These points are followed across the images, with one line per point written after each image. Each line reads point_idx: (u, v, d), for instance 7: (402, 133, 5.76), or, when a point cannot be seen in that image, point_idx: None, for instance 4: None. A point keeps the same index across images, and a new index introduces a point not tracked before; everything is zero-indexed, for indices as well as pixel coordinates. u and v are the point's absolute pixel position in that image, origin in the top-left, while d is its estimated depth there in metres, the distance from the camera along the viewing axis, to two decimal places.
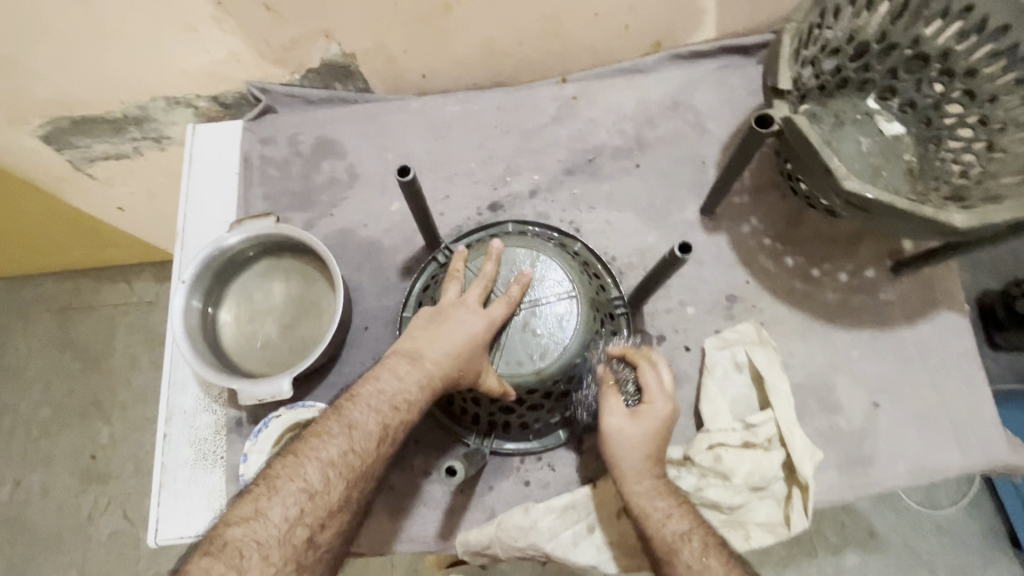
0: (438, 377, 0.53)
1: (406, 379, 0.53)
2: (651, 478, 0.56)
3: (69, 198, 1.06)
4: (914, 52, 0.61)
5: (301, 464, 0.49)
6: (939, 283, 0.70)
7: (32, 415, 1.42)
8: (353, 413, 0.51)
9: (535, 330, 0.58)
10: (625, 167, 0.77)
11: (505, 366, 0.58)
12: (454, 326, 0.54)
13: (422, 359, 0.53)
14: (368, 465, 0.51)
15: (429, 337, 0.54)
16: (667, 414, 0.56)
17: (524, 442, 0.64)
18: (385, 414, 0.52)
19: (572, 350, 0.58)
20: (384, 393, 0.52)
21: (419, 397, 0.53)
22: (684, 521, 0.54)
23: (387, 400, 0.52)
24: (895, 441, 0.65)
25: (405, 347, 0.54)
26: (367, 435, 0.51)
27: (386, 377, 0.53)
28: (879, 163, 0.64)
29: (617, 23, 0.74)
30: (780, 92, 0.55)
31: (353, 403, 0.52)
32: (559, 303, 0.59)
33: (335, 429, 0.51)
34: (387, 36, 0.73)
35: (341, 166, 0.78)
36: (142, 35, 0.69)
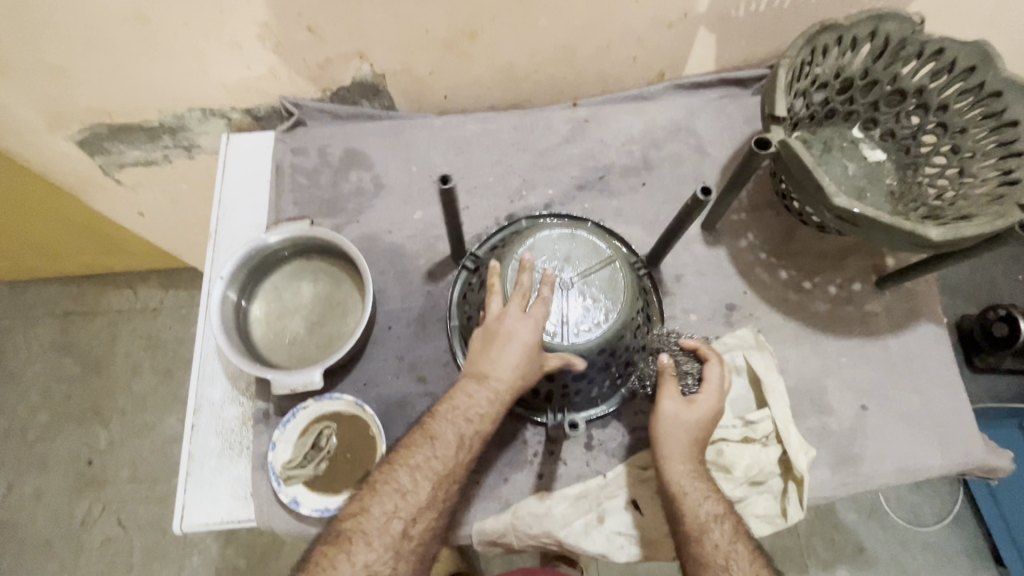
0: (503, 387, 0.57)
1: (476, 395, 0.58)
2: (691, 455, 0.61)
3: (91, 201, 1.10)
4: (893, 87, 0.69)
5: (396, 470, 0.56)
6: (919, 297, 0.76)
7: (29, 419, 1.42)
8: (435, 426, 0.57)
9: (573, 310, 0.64)
10: (632, 184, 0.83)
11: (552, 344, 0.63)
12: (505, 335, 0.59)
13: (486, 377, 0.58)
14: (452, 469, 0.56)
15: (484, 354, 0.59)
16: (714, 409, 0.63)
17: (592, 411, 0.70)
18: (462, 426, 0.57)
19: (616, 320, 0.64)
20: (459, 408, 0.57)
21: (489, 410, 0.57)
22: (712, 503, 0.59)
23: (462, 414, 0.57)
24: (882, 441, 0.70)
25: (473, 367, 0.60)
26: (447, 444, 0.56)
27: (460, 394, 0.58)
28: (864, 185, 0.71)
29: (626, 54, 0.82)
30: (777, 118, 0.60)
31: (433, 418, 0.58)
32: (591, 282, 0.65)
33: (421, 440, 0.57)
34: (416, 59, 0.79)
35: (368, 175, 0.83)
36: (189, 49, 0.74)
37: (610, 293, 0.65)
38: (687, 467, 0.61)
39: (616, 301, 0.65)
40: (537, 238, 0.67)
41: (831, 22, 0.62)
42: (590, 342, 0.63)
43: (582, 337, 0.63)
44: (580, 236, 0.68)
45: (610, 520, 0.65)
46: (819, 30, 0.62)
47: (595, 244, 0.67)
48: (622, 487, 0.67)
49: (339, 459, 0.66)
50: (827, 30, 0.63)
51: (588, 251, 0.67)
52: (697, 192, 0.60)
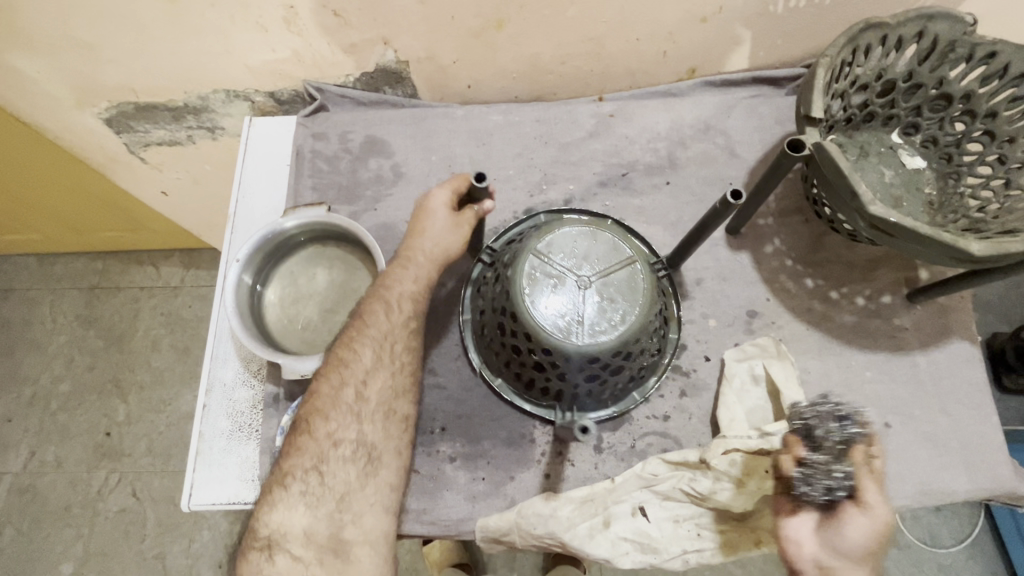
0: (410, 291, 0.64)
1: (416, 279, 0.65)
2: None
3: (117, 178, 1.12)
4: (938, 92, 0.65)
5: (354, 350, 0.62)
6: (953, 313, 0.73)
7: (53, 388, 1.46)
8: (356, 335, 0.63)
9: (589, 309, 0.61)
10: (655, 183, 0.81)
11: (565, 342, 0.60)
12: (411, 250, 0.65)
13: (399, 284, 0.65)
14: (395, 358, 0.64)
15: (397, 268, 0.65)
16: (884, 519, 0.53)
17: (601, 411, 0.68)
18: (406, 306, 0.64)
19: (632, 324, 0.61)
20: (407, 282, 0.65)
21: (399, 311, 0.64)
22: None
23: (403, 296, 0.64)
24: (904, 461, 0.67)
25: (414, 242, 0.66)
26: (394, 325, 0.64)
27: (402, 279, 0.65)
28: (901, 193, 0.67)
29: (656, 49, 0.79)
30: (813, 119, 0.58)
31: (355, 328, 0.64)
32: (611, 282, 0.63)
33: (373, 310, 0.64)
34: (441, 47, 0.78)
35: (387, 164, 0.83)
36: (215, 30, 0.74)
37: (629, 294, 0.62)
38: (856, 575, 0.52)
39: (634, 303, 0.62)
40: (559, 233, 0.65)
41: (877, 18, 0.59)
42: (605, 343, 0.60)
43: (597, 336, 0.60)
44: (602, 233, 0.65)
45: (616, 525, 0.64)
46: (862, 28, 0.59)
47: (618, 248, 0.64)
48: (630, 492, 0.65)
49: None
50: (870, 28, 0.59)
51: (609, 250, 0.64)
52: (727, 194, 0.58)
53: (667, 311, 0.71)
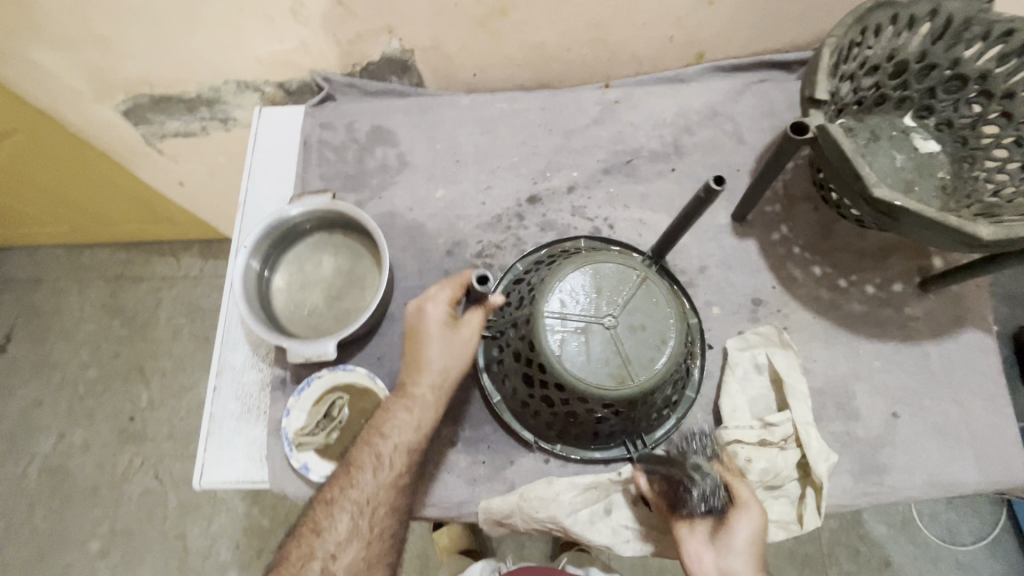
0: (429, 411, 0.61)
1: (415, 413, 0.61)
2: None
3: (136, 169, 1.15)
4: (953, 73, 0.63)
5: (347, 490, 0.60)
6: (967, 302, 0.71)
7: (80, 373, 1.51)
8: (373, 449, 0.61)
9: (628, 346, 0.56)
10: (660, 170, 0.80)
11: (613, 391, 0.56)
12: (435, 356, 0.61)
13: (416, 399, 0.61)
14: (391, 495, 0.61)
15: (415, 374, 0.61)
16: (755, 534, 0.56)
17: (667, 425, 0.66)
18: (405, 450, 0.60)
19: (668, 357, 0.57)
20: (405, 423, 0.61)
21: (419, 428, 0.61)
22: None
23: (399, 433, 0.60)
24: (912, 452, 0.66)
25: (414, 379, 0.61)
26: (389, 465, 0.60)
27: (401, 411, 0.61)
28: (913, 178, 0.65)
29: (663, 33, 0.78)
30: (817, 101, 0.56)
31: (371, 442, 0.61)
32: (629, 310, 0.57)
33: (365, 461, 0.60)
34: (446, 35, 0.78)
35: (392, 152, 0.83)
36: (224, 22, 0.75)
37: (655, 307, 0.58)
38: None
39: (666, 315, 0.58)
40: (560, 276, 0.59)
41: None
42: (660, 371, 0.57)
43: (648, 370, 0.56)
44: (599, 265, 0.59)
45: (617, 512, 0.64)
46: (871, 8, 0.57)
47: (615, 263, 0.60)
48: (632, 480, 0.65)
49: (351, 429, 0.68)
50: (879, 7, 0.58)
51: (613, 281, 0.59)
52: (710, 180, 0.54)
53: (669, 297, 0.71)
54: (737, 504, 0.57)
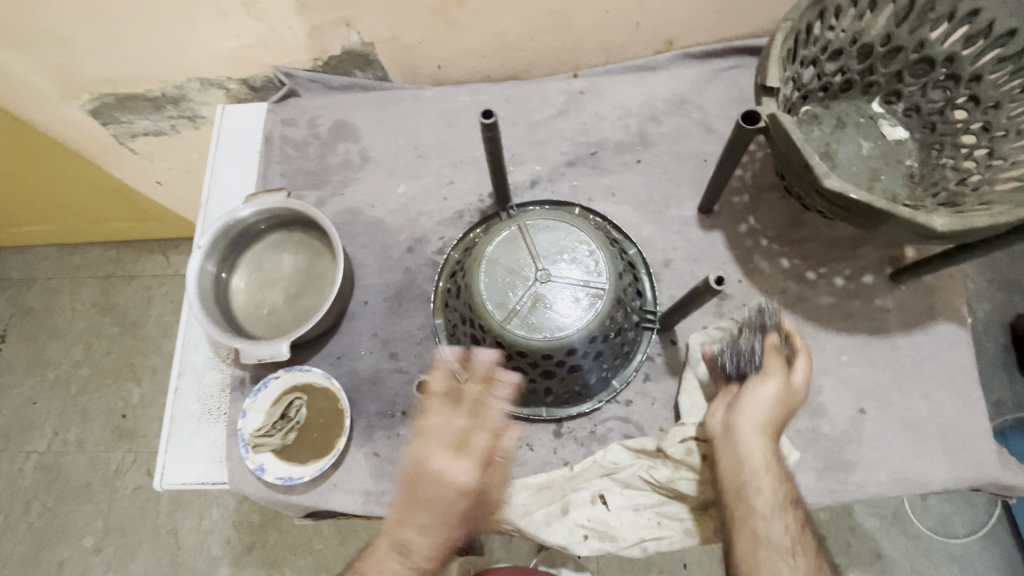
0: (433, 552, 0.57)
1: (429, 532, 0.57)
2: (766, 458, 0.55)
3: (113, 169, 1.15)
4: (919, 56, 0.61)
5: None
6: (939, 294, 0.69)
7: (72, 372, 1.53)
8: (366, 570, 0.59)
9: (576, 277, 0.60)
10: (626, 161, 0.78)
11: (596, 317, 0.59)
12: (431, 493, 0.56)
13: (412, 553, 0.57)
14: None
15: (413, 508, 0.57)
16: (789, 395, 0.56)
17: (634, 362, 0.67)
18: (410, 565, 0.57)
19: (608, 269, 0.61)
20: (411, 548, 0.57)
21: (421, 565, 0.58)
22: (779, 497, 0.55)
23: (410, 556, 0.57)
24: (879, 448, 0.64)
25: (427, 493, 0.57)
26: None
27: (409, 534, 0.57)
28: (879, 166, 0.63)
29: (627, 20, 0.76)
30: (770, 89, 0.54)
31: (363, 565, 0.59)
32: (553, 255, 0.61)
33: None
34: (404, 27, 0.76)
35: (354, 148, 0.82)
36: (177, 18, 0.74)
37: (562, 237, 0.62)
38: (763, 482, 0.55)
39: (576, 240, 0.61)
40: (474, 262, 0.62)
41: None
42: (606, 289, 0.60)
43: (598, 299, 0.59)
44: (501, 232, 0.62)
45: (573, 512, 0.63)
46: None
47: (503, 229, 0.62)
48: (590, 479, 0.64)
49: (308, 430, 0.68)
50: None
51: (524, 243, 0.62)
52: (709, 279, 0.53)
53: (639, 287, 0.69)
54: (763, 374, 0.57)
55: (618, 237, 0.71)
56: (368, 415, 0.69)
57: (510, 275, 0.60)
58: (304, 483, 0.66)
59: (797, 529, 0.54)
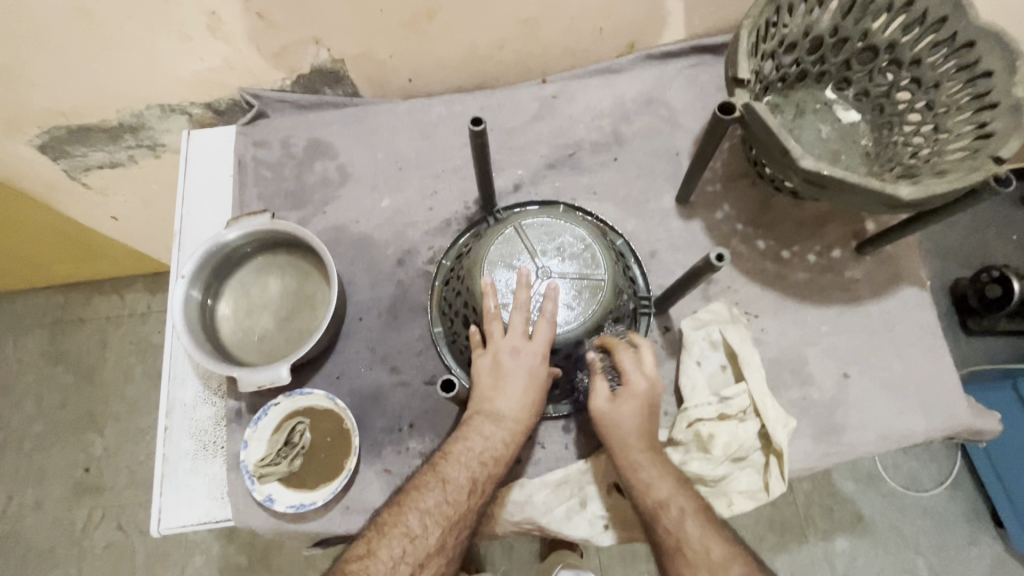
0: (519, 431, 0.59)
1: (493, 437, 0.58)
2: (643, 456, 0.60)
3: (63, 206, 1.08)
4: (864, 44, 0.66)
5: (404, 514, 0.56)
6: (900, 261, 0.75)
7: (24, 430, 1.41)
8: (447, 469, 0.57)
9: (576, 271, 0.62)
10: (603, 160, 0.81)
11: (599, 308, 0.61)
12: (512, 380, 0.59)
13: (503, 417, 0.59)
14: (463, 514, 0.56)
15: (499, 396, 0.60)
16: (647, 389, 0.61)
17: None
18: (476, 469, 0.57)
19: (604, 257, 0.63)
20: (475, 450, 0.58)
21: (504, 452, 0.58)
22: (668, 491, 0.59)
23: (476, 457, 0.57)
24: (865, 408, 0.69)
25: (485, 405, 0.60)
26: (459, 487, 0.56)
27: (474, 436, 0.58)
28: (839, 148, 0.69)
29: (592, 25, 0.79)
30: (741, 81, 0.59)
31: (446, 459, 0.58)
32: (552, 252, 0.63)
33: (431, 483, 0.57)
34: (374, 43, 0.77)
35: (332, 165, 0.81)
36: (137, 43, 0.72)
37: (557, 233, 0.64)
38: (635, 452, 0.60)
39: (571, 237, 0.63)
40: (475, 268, 0.63)
41: None
42: (604, 281, 0.62)
43: (595, 294, 0.61)
44: (499, 235, 0.63)
45: (592, 503, 0.64)
46: None
47: (500, 230, 0.64)
48: (604, 470, 0.65)
49: (314, 454, 0.66)
50: None
51: (522, 243, 0.63)
52: (710, 255, 0.56)
53: (630, 275, 0.72)
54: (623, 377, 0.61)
55: (605, 228, 0.74)
56: (375, 432, 0.68)
57: (513, 279, 0.62)
58: (316, 509, 0.64)
59: (682, 497, 0.58)
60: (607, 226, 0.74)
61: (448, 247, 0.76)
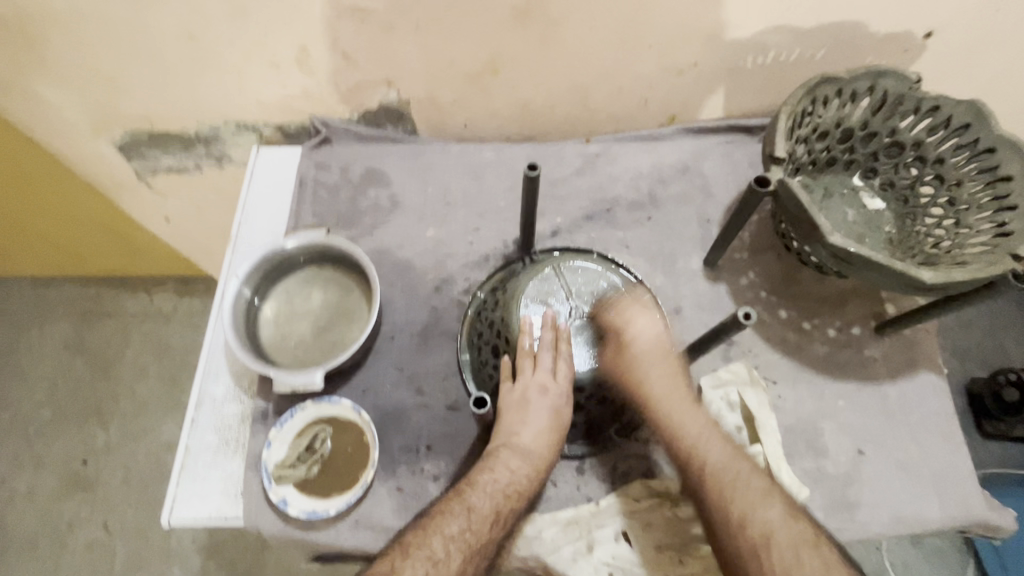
0: (542, 466, 0.62)
1: (517, 470, 0.61)
2: (683, 405, 0.66)
3: (123, 204, 1.16)
4: (892, 140, 0.72)
5: (429, 536, 0.56)
6: (918, 345, 0.77)
7: (32, 414, 1.43)
8: (472, 497, 0.59)
9: (606, 317, 0.66)
10: (638, 218, 0.86)
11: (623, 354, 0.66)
12: (536, 415, 0.63)
13: (529, 452, 0.62)
14: (483, 543, 0.57)
15: (525, 431, 0.63)
16: (653, 330, 0.68)
17: None
18: (500, 501, 0.59)
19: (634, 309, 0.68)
20: (499, 482, 0.60)
21: (526, 486, 0.61)
22: (716, 440, 0.64)
23: (501, 488, 0.60)
24: (878, 487, 0.69)
25: (510, 439, 0.63)
26: (483, 517, 0.58)
27: (500, 468, 0.61)
28: (864, 231, 0.73)
29: (639, 96, 0.86)
30: (777, 159, 0.64)
31: (472, 488, 0.60)
32: (585, 295, 0.67)
33: (457, 509, 0.58)
34: (440, 89, 0.84)
35: (385, 194, 0.87)
36: (231, 67, 0.80)
37: (592, 280, 0.68)
38: (664, 399, 0.66)
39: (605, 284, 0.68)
40: (513, 302, 0.67)
41: (831, 74, 0.66)
42: (631, 331, 0.66)
43: (621, 341, 0.66)
44: (539, 274, 0.67)
45: (599, 549, 0.64)
46: (819, 82, 0.66)
47: (540, 269, 0.68)
48: (612, 516, 0.65)
49: (331, 462, 0.67)
50: (827, 81, 0.67)
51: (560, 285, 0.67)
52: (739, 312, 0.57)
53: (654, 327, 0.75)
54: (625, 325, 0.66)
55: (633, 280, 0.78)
56: (392, 449, 0.70)
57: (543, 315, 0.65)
58: (325, 518, 0.65)
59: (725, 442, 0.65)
60: (636, 278, 0.78)
61: (484, 279, 0.81)
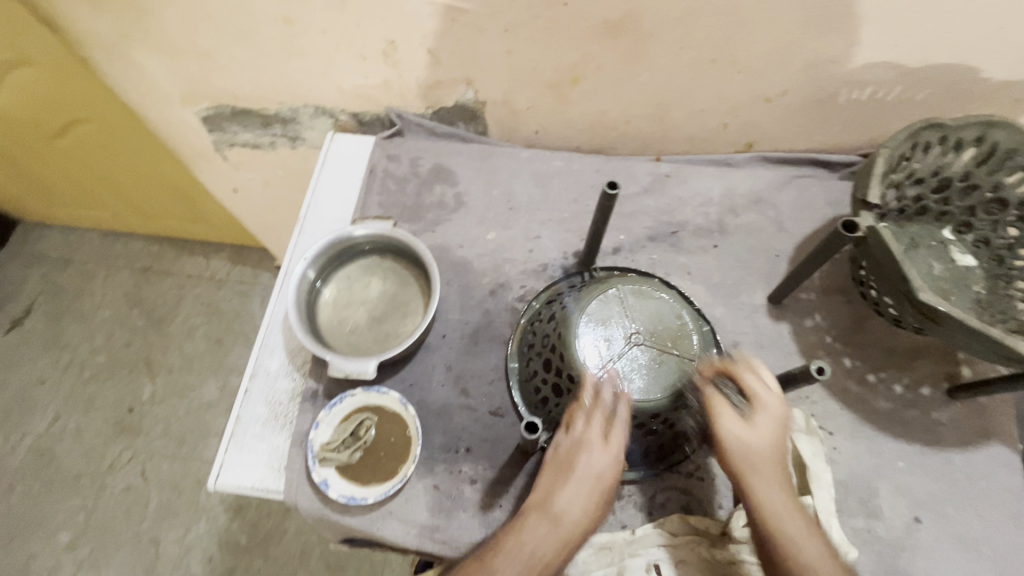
0: (574, 536, 0.57)
1: (548, 539, 0.56)
2: (771, 473, 0.57)
3: (196, 171, 1.21)
4: (993, 196, 0.68)
5: None
6: (993, 415, 0.72)
7: (88, 358, 1.51)
8: (498, 562, 0.55)
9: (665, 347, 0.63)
10: (703, 245, 0.83)
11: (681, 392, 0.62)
12: (577, 480, 0.59)
13: (561, 520, 0.57)
14: None
15: (564, 496, 0.58)
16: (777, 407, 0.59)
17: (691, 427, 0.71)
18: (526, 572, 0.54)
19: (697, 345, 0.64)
20: (532, 552, 0.56)
21: (555, 558, 0.56)
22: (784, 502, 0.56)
23: (529, 557, 0.55)
24: (934, 560, 0.65)
25: (545, 502, 0.59)
26: None
27: (531, 534, 0.57)
28: (949, 287, 0.69)
29: (719, 121, 0.84)
30: (868, 204, 0.61)
31: (500, 552, 0.56)
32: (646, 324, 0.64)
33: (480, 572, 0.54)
34: (518, 94, 0.84)
35: (450, 192, 0.88)
36: (320, 55, 0.82)
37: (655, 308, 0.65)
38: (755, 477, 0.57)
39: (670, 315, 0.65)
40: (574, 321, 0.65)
41: (938, 120, 0.63)
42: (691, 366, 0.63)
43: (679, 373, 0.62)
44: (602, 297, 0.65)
45: None
46: (923, 126, 0.62)
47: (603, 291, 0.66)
48: (647, 547, 0.64)
49: (373, 451, 0.68)
50: (931, 127, 0.63)
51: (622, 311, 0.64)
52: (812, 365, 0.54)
53: None
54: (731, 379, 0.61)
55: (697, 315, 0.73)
56: (432, 447, 0.70)
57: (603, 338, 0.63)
58: (362, 505, 0.66)
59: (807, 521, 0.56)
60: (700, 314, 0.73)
61: (540, 291, 0.79)
